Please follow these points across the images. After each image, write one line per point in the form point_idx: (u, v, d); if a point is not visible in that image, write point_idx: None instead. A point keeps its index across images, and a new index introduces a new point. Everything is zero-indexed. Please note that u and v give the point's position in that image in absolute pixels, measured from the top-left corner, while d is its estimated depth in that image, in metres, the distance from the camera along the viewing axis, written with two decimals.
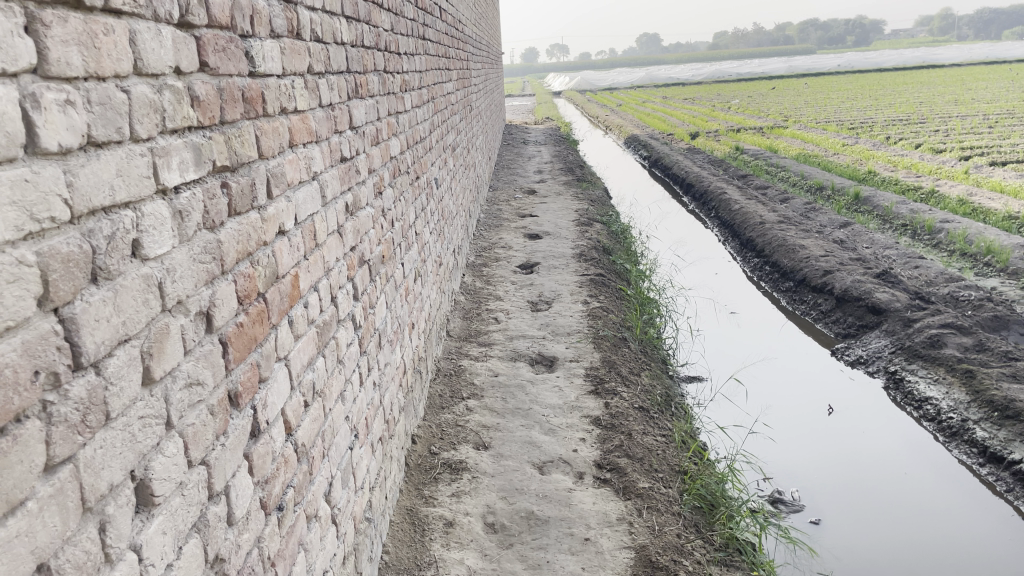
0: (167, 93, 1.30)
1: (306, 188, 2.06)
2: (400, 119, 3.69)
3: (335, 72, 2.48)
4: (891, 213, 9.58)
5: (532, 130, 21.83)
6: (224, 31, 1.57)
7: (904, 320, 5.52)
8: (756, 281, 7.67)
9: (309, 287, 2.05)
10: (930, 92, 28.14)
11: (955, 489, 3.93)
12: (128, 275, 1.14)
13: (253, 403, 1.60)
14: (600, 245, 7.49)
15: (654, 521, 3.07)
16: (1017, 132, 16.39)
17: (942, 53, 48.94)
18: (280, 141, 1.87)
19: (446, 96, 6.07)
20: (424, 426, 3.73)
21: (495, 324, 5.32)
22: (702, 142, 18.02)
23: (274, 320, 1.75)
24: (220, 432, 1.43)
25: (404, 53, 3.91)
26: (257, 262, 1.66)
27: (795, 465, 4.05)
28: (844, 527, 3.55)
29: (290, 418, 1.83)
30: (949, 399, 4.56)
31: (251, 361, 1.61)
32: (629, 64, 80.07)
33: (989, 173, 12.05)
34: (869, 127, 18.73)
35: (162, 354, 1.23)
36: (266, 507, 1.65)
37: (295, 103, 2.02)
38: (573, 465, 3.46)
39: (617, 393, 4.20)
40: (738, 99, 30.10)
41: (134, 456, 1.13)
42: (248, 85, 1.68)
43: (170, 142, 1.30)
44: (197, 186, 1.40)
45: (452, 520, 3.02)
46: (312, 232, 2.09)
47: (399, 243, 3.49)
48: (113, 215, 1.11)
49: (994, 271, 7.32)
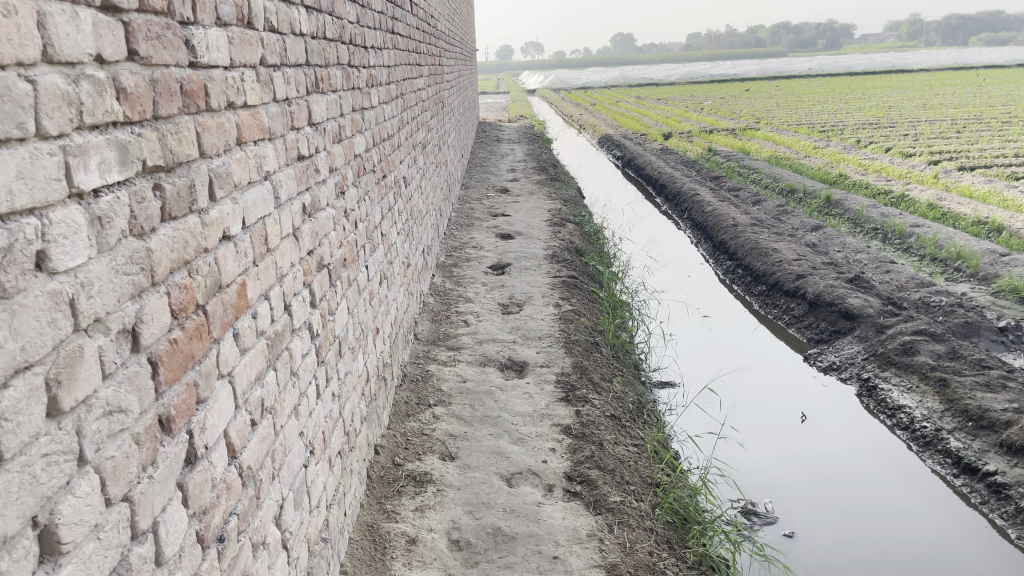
0: (85, 84, 1.15)
1: (257, 188, 1.91)
2: (365, 115, 3.53)
3: (293, 65, 2.33)
4: (862, 216, 9.59)
5: (506, 128, 21.67)
6: (159, 17, 1.42)
7: (876, 325, 5.47)
8: (728, 284, 7.61)
9: (259, 296, 1.90)
10: (899, 96, 28.42)
11: (932, 503, 3.85)
12: (30, 292, 1.00)
13: (189, 427, 1.45)
14: (573, 246, 7.38)
15: (626, 538, 2.96)
16: (984, 137, 16.57)
17: (909, 59, 49.54)
18: (226, 138, 1.72)
19: (417, 93, 5.93)
20: (389, 436, 3.59)
21: (464, 327, 5.19)
22: (676, 142, 17.99)
23: (215, 334, 1.60)
24: (147, 463, 1.28)
25: (370, 47, 3.76)
26: (196, 271, 1.51)
27: (769, 476, 3.97)
28: (819, 540, 3.47)
29: (234, 440, 1.68)
30: (923, 408, 4.50)
31: (188, 381, 1.46)
32: (603, 63, 80.03)
33: (958, 177, 12.14)
34: (840, 130, 18.84)
35: (73, 381, 1.08)
36: (204, 540, 1.50)
37: (245, 97, 1.87)
38: (542, 477, 3.34)
39: (588, 401, 4.08)
40: (711, 100, 30.18)
41: (34, 501, 0.99)
42: (188, 77, 1.53)
43: (88, 140, 1.16)
44: (121, 189, 1.25)
45: (414, 536, 2.88)
46: (263, 236, 1.94)
47: (363, 245, 3.34)
48: (12, 224, 0.97)
49: (965, 276, 7.34)
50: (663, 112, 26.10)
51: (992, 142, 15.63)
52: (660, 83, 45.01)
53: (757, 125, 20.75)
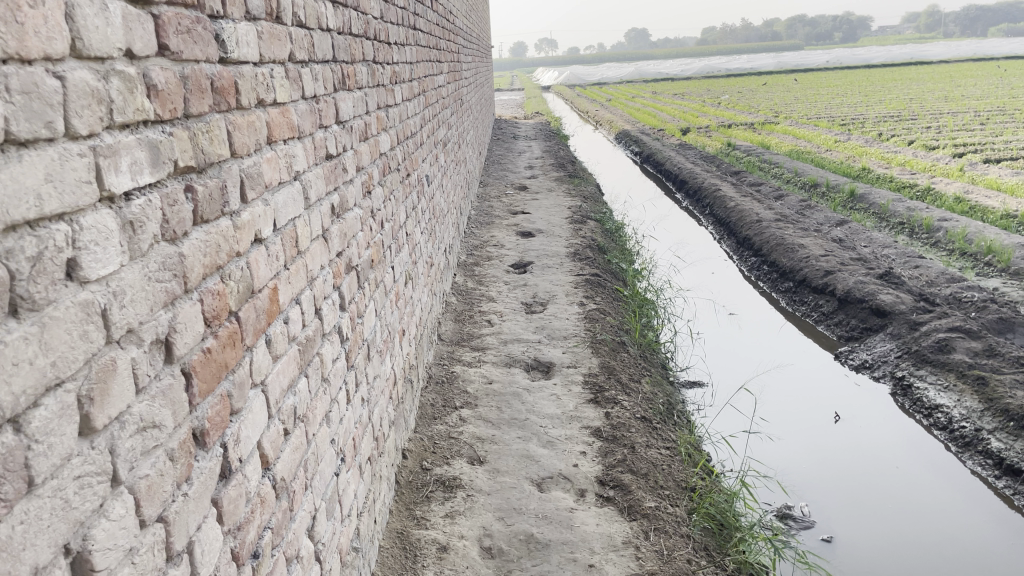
0: (115, 81, 1.08)
1: (287, 189, 1.85)
2: (389, 112, 3.46)
3: (321, 61, 2.26)
4: (887, 210, 9.43)
5: (523, 125, 21.54)
6: (188, 11, 1.35)
7: (909, 322, 5.35)
8: (753, 281, 7.50)
9: (291, 300, 1.84)
10: (920, 88, 28.11)
11: (979, 510, 3.70)
12: (61, 303, 0.93)
13: (223, 440, 1.39)
14: (595, 243, 7.29)
15: (663, 545, 2.88)
16: (1009, 129, 16.31)
17: (928, 51, 49.02)
18: (256, 137, 1.66)
19: (438, 89, 5.86)
20: (416, 439, 3.52)
21: (488, 327, 5.13)
22: (694, 137, 17.83)
23: (248, 342, 1.54)
24: (181, 481, 1.22)
25: (394, 43, 3.68)
26: (228, 277, 1.45)
27: (804, 478, 3.88)
28: (860, 544, 3.37)
29: (268, 451, 1.62)
30: (961, 407, 4.38)
31: (221, 392, 1.39)
32: (618, 58, 79.75)
33: (984, 170, 11.92)
34: (861, 123, 18.62)
35: (105, 397, 1.01)
36: (239, 557, 1.44)
37: (275, 95, 1.80)
38: (574, 482, 3.26)
39: (617, 402, 4.00)
40: (729, 95, 29.95)
41: (66, 527, 0.92)
42: (218, 73, 1.46)
43: (119, 139, 1.09)
44: (153, 191, 1.18)
45: (445, 544, 2.81)
46: (293, 238, 1.88)
47: (389, 245, 3.28)
48: (41, 231, 0.90)
49: (996, 271, 7.18)
50: (680, 107, 25.96)
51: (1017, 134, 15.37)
52: (677, 77, 44.66)
53: (775, 119, 20.55)
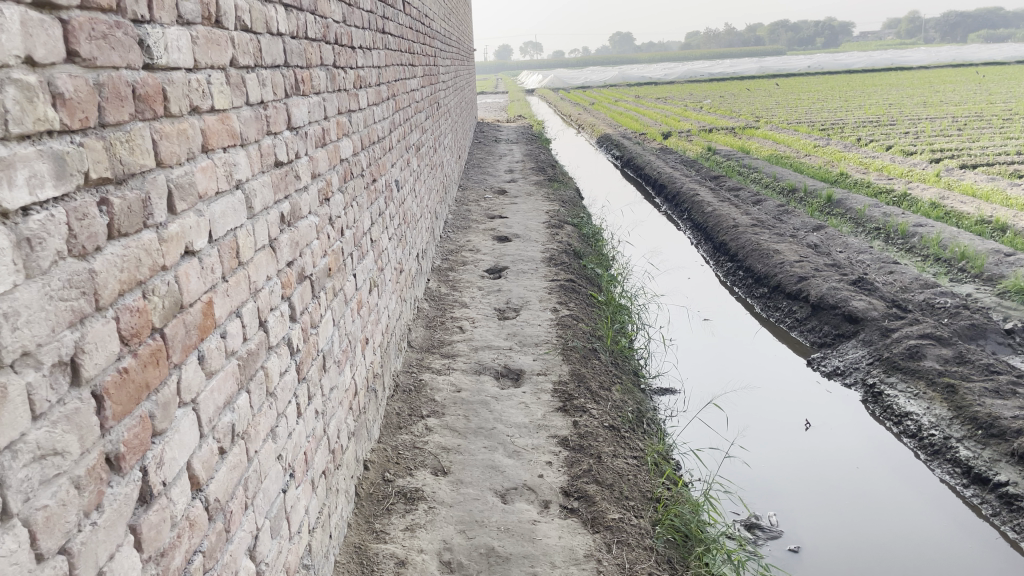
0: (11, 90, 1.03)
1: (226, 198, 1.79)
2: (352, 117, 3.40)
3: (269, 66, 2.20)
4: (864, 215, 9.46)
5: (505, 128, 21.44)
6: (105, 15, 1.29)
7: (881, 329, 5.35)
8: (729, 287, 7.49)
9: (229, 313, 1.78)
10: (900, 93, 28.32)
11: (945, 517, 3.70)
12: None
13: (143, 463, 1.33)
14: (571, 249, 7.25)
15: (625, 558, 2.84)
16: (986, 134, 16.43)
17: (908, 56, 49.38)
18: (188, 146, 1.60)
19: (410, 93, 5.81)
20: (379, 450, 3.46)
21: (459, 333, 5.08)
22: (675, 141, 17.84)
23: (176, 359, 1.48)
24: (89, 509, 1.16)
25: (358, 47, 3.62)
26: (152, 292, 1.39)
27: (773, 487, 3.84)
28: (826, 553, 3.36)
29: (199, 472, 1.56)
30: (931, 415, 4.37)
31: (142, 413, 1.33)
32: (602, 62, 80.05)
33: (960, 175, 12.00)
34: (840, 128, 18.73)
35: None
36: None
37: (212, 102, 1.74)
38: (538, 493, 3.22)
39: (586, 411, 3.96)
40: (711, 99, 30.03)
41: None
42: (142, 80, 1.40)
43: (16, 150, 1.03)
44: (56, 205, 1.12)
45: (404, 558, 2.75)
46: (233, 249, 1.82)
47: (350, 253, 3.21)
48: None
49: (969, 277, 7.20)
50: (661, 111, 25.94)
51: (993, 140, 15.49)
52: (659, 81, 44.81)
53: (756, 124, 20.62)
